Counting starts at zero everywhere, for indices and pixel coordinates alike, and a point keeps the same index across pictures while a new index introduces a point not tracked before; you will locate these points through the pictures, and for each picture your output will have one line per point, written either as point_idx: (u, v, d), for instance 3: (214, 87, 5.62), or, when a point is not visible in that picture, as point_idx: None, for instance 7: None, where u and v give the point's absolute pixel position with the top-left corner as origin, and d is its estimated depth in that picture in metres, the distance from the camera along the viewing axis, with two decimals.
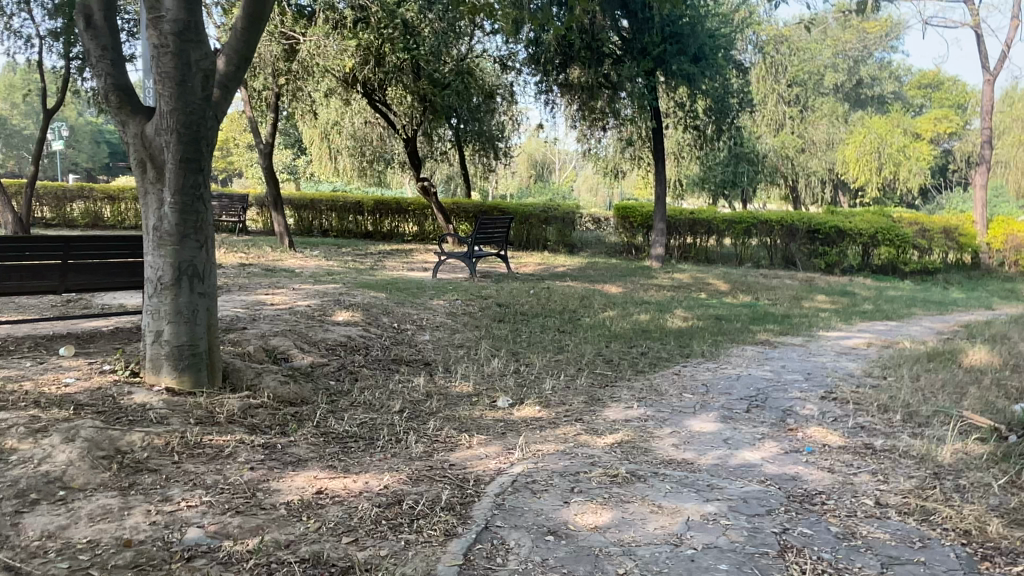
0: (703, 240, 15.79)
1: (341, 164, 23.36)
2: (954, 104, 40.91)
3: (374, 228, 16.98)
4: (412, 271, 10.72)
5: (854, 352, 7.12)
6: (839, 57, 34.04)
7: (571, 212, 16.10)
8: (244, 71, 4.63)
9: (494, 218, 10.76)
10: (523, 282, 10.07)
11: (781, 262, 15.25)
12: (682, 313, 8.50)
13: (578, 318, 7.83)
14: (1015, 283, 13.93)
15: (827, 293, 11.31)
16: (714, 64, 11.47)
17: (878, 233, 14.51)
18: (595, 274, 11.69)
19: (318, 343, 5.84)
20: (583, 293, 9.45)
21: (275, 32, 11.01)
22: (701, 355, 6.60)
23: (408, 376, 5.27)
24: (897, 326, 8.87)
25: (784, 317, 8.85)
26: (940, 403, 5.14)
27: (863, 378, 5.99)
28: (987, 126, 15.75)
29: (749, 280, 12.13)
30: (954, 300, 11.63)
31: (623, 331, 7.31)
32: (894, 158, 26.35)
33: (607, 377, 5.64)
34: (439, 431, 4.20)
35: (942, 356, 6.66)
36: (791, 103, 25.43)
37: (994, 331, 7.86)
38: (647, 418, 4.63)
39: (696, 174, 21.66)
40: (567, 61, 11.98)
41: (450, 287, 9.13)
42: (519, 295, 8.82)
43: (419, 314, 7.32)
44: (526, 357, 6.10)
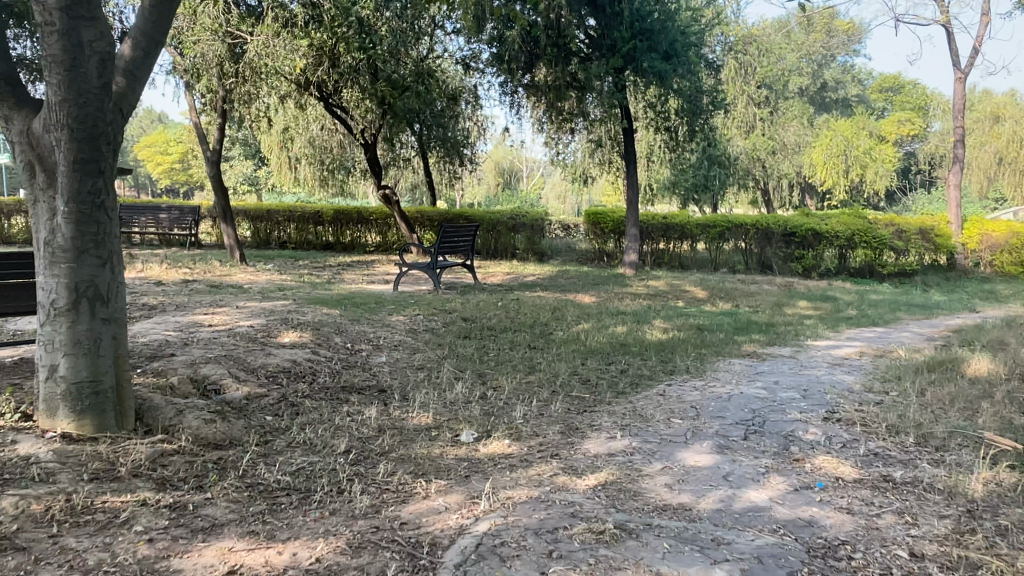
0: (676, 245, 15.23)
1: (302, 174, 22.56)
2: (916, 108, 41.48)
3: (334, 239, 16.22)
4: (371, 284, 10.04)
5: (848, 364, 6.62)
6: (804, 61, 34.18)
7: (540, 219, 15.54)
8: (154, 58, 3.98)
9: (459, 227, 10.16)
10: (490, 294, 9.44)
11: (757, 267, 14.91)
12: (661, 324, 7.95)
13: (551, 333, 7.20)
14: (993, 283, 13.70)
15: (809, 299, 10.88)
16: (687, 61, 11.00)
17: (854, 235, 14.22)
18: (567, 284, 11.12)
19: (257, 370, 5.14)
20: (555, 304, 8.85)
21: (222, 33, 10.53)
22: (686, 371, 6.02)
23: (357, 408, 4.58)
24: (886, 333, 8.42)
25: (769, 326, 8.34)
26: (954, 421, 4.61)
27: (864, 394, 5.46)
28: (959, 126, 15.57)
29: (727, 286, 11.65)
30: (936, 302, 11.27)
31: (600, 347, 6.69)
32: (860, 160, 26.14)
33: (585, 401, 5.01)
34: (391, 477, 3.54)
35: (943, 365, 6.18)
36: (760, 105, 24.64)
37: (990, 336, 7.42)
38: (633, 451, 4.02)
39: (666, 179, 21.31)
40: (533, 59, 11.20)
41: (412, 300, 8.46)
42: (487, 308, 8.15)
43: (376, 332, 6.64)
44: (494, 380, 5.43)
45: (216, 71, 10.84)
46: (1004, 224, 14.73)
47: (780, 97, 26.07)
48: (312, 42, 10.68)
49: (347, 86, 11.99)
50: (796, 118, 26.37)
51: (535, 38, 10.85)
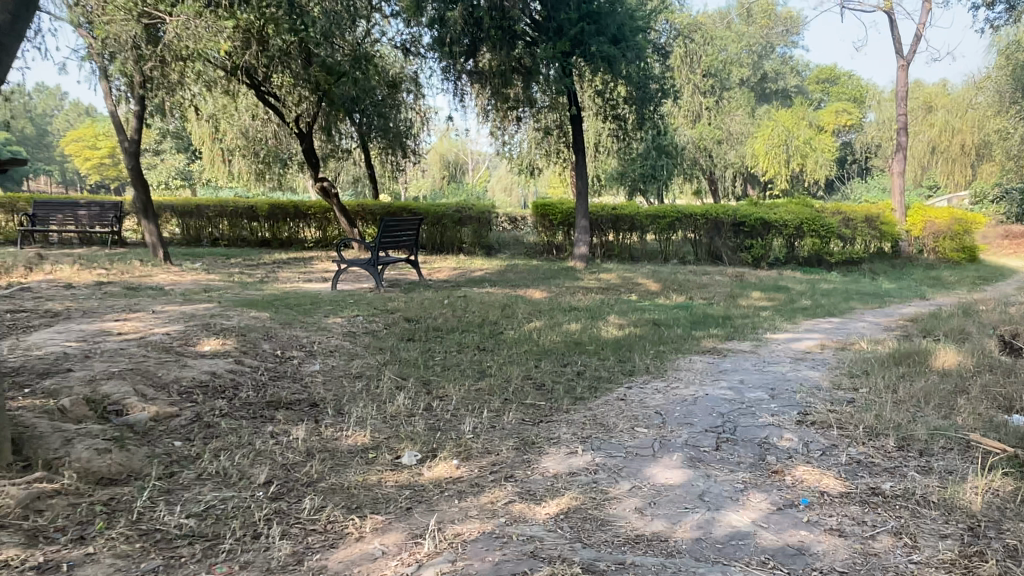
0: (625, 237, 14.99)
1: (236, 167, 21.54)
2: (852, 99, 42.48)
3: (270, 235, 15.43)
4: (308, 283, 9.40)
5: (811, 359, 6.34)
6: (745, 51, 34.50)
7: (487, 211, 15.04)
8: (25, 22, 3.19)
9: (402, 221, 9.63)
10: (435, 291, 8.89)
11: (706, 257, 14.71)
12: (616, 320, 7.55)
13: (501, 333, 6.72)
14: (938, 270, 13.85)
15: (761, 289, 10.67)
16: (635, 46, 10.65)
17: (803, 224, 14.09)
18: (516, 278, 10.66)
19: (168, 386, 4.51)
20: (504, 300, 8.37)
21: (138, 12, 9.82)
22: (646, 371, 5.60)
23: (282, 428, 4.02)
24: (843, 324, 8.22)
25: (726, 319, 8.04)
26: (934, 422, 4.32)
27: (833, 391, 5.16)
28: (902, 114, 15.73)
29: (679, 278, 11.38)
30: (887, 291, 11.21)
31: (554, 347, 6.24)
32: (801, 149, 25.73)
33: (540, 410, 4.54)
34: (318, 514, 3.01)
35: (910, 357, 5.95)
36: (706, 93, 24.75)
37: (950, 325, 7.28)
38: (597, 468, 3.58)
39: (614, 170, 21.09)
40: (477, 43, 10.62)
41: (351, 300, 7.87)
42: (432, 307, 7.61)
43: (309, 337, 6.06)
44: (441, 389, 4.91)
45: (130, 53, 9.94)
46: (946, 211, 15.05)
47: (724, 87, 26.13)
48: (238, 24, 9.89)
49: (276, 71, 11.25)
50: (739, 108, 26.59)
51: (479, 21, 10.31)
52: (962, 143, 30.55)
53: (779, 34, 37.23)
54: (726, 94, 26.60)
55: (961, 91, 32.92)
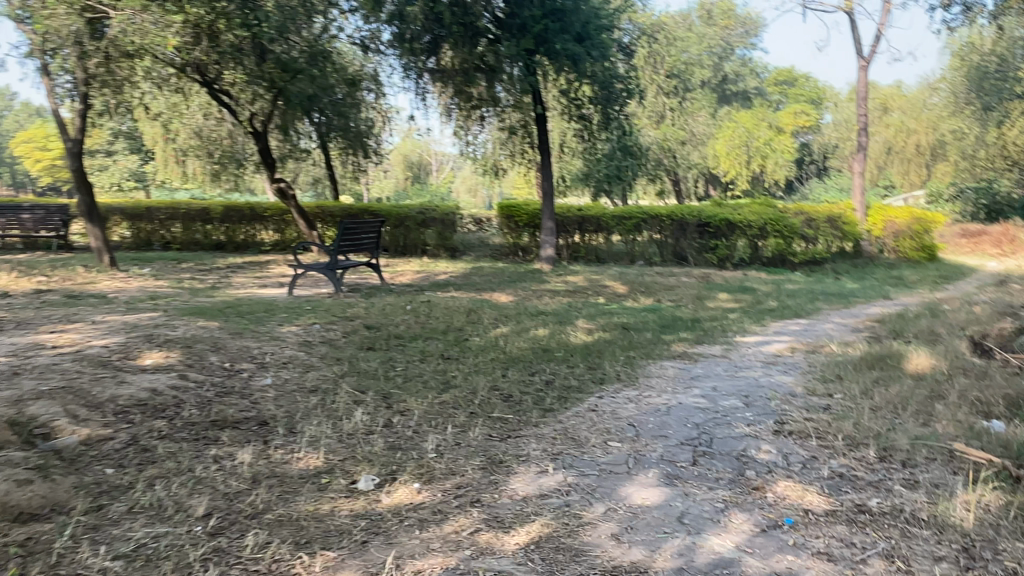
0: (591, 238, 14.83)
1: (191, 168, 20.89)
2: (809, 99, 43.10)
3: (226, 238, 14.91)
4: (264, 288, 9.01)
5: (783, 362, 6.20)
6: (707, 53, 34.77)
7: (450, 213, 14.75)
8: None
9: (362, 224, 9.30)
10: (398, 296, 8.58)
11: (672, 258, 14.63)
12: (585, 325, 7.35)
13: (465, 340, 6.44)
14: (899, 270, 13.98)
15: (729, 291, 10.58)
16: (600, 45, 10.49)
17: (766, 224, 14.09)
18: (481, 281, 10.41)
19: (103, 405, 4.15)
20: (470, 305, 8.10)
21: (80, 6, 9.05)
22: (617, 379, 5.38)
23: (227, 451, 3.71)
24: (811, 325, 8.12)
25: (695, 322, 7.88)
26: (914, 431, 4.19)
27: (809, 397, 5.01)
28: (863, 114, 15.84)
29: (647, 279, 11.24)
30: (852, 291, 11.24)
31: (520, 354, 5.98)
32: (761, 151, 26.68)
33: (508, 424, 4.28)
34: (263, 551, 2.71)
35: (882, 360, 5.83)
36: (670, 94, 24.75)
37: (918, 326, 7.24)
38: (568, 489, 3.34)
39: (578, 170, 20.94)
40: (439, 41, 10.30)
41: (309, 306, 7.53)
42: (393, 313, 7.31)
43: (262, 347, 5.72)
44: (402, 403, 4.61)
45: (73, 47, 9.38)
46: (906, 211, 15.39)
47: (687, 87, 26.21)
48: (186, 18, 9.36)
49: (229, 68, 10.83)
50: (702, 108, 26.71)
51: (438, 15, 9.93)
52: (917, 144, 31.17)
53: (739, 36, 37.60)
54: (688, 94, 26.66)
55: (915, 92, 33.60)
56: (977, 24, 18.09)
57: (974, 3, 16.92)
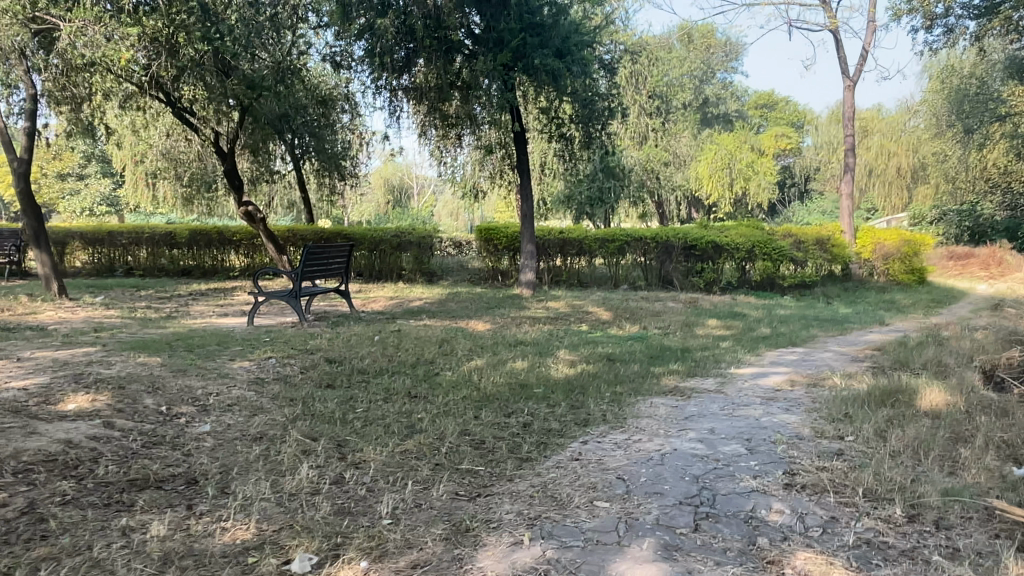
0: (573, 261, 14.39)
1: (162, 191, 20.23)
2: (789, 123, 43.24)
3: (192, 263, 14.27)
4: (222, 318, 8.39)
5: (783, 398, 5.69)
6: (688, 76, 34.82)
7: (427, 236, 14.24)
8: None
9: (330, 250, 8.71)
10: (367, 325, 7.99)
11: (657, 282, 14.18)
12: (567, 356, 6.80)
13: (436, 375, 5.87)
14: (890, 293, 13.62)
15: (717, 316, 10.12)
16: (581, 61, 9.99)
17: (754, 247, 13.65)
18: (457, 308, 9.88)
19: (1, 461, 3.53)
20: (443, 334, 7.52)
21: (27, 18, 8.45)
22: (602, 421, 4.82)
23: (140, 521, 3.12)
24: (807, 354, 7.64)
25: (684, 352, 7.36)
26: (943, 482, 3.66)
27: (818, 440, 4.49)
28: (848, 135, 15.58)
29: (631, 305, 10.76)
30: (845, 316, 10.82)
31: (496, 391, 5.41)
32: (744, 172, 26.68)
33: (478, 479, 3.70)
34: None
35: (892, 396, 5.32)
36: (652, 115, 24.49)
37: (923, 356, 6.77)
38: (549, 566, 2.77)
39: (561, 192, 20.53)
40: (412, 57, 9.84)
41: (267, 338, 6.93)
42: (358, 344, 6.72)
43: (206, 387, 5.12)
44: (357, 454, 4.01)
45: (19, 60, 8.79)
46: (894, 233, 15.10)
47: (670, 109, 26.05)
48: (144, 31, 9.00)
49: (192, 86, 10.39)
50: (685, 131, 26.55)
51: (411, 27, 9.50)
52: (898, 166, 31.22)
53: (719, 60, 37.73)
54: (671, 116, 26.46)
55: (894, 116, 33.81)
56: (958, 46, 17.99)
57: (956, 25, 16.77)
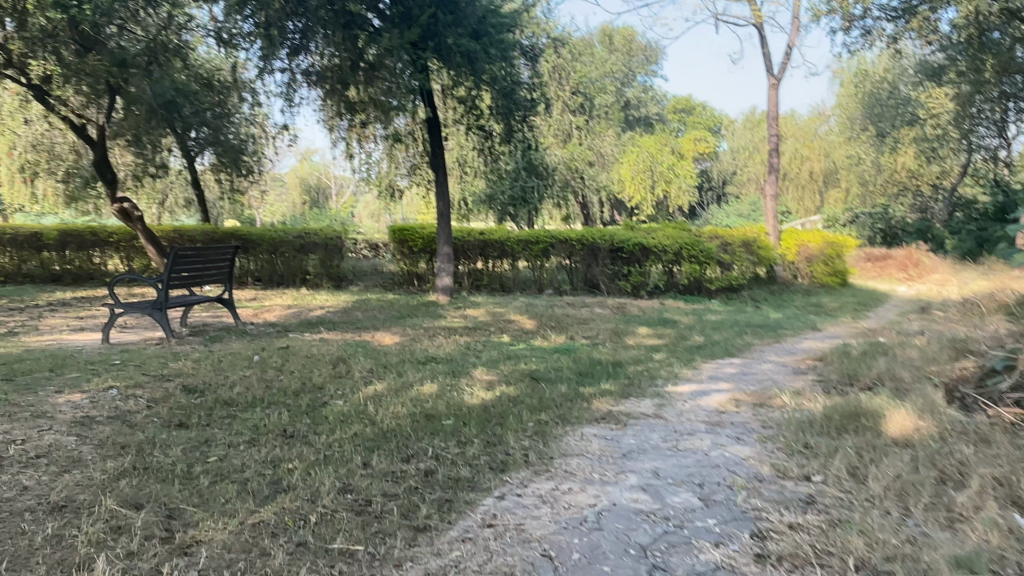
0: (495, 264, 13.48)
1: (38, 189, 18.16)
2: (706, 128, 43.75)
3: (63, 268, 12.59)
4: (74, 334, 7.02)
5: (733, 423, 4.92)
6: (610, 78, 34.61)
7: (335, 237, 13.06)
8: None
9: (208, 252, 7.44)
10: (252, 341, 6.82)
11: (582, 286, 13.42)
12: (484, 375, 5.85)
13: (323, 405, 4.83)
14: (817, 297, 13.33)
15: (648, 324, 9.39)
16: (500, 43, 9.39)
17: (681, 249, 13.11)
18: (363, 318, 8.81)
19: None
20: (342, 350, 6.46)
21: None
22: (524, 462, 3.91)
23: None
24: (747, 366, 6.97)
25: (616, 367, 6.52)
26: (949, 543, 2.91)
27: (782, 482, 3.71)
28: (772, 135, 15.30)
29: (556, 312, 9.91)
30: (778, 321, 10.31)
31: (395, 426, 4.42)
32: (665, 175, 25.61)
33: (352, 567, 2.71)
34: None
35: (854, 421, 4.62)
36: (575, 112, 23.85)
37: (876, 367, 6.18)
38: None
39: (481, 192, 19.61)
40: (308, 30, 8.60)
41: (120, 361, 5.68)
42: (230, 367, 5.57)
43: (9, 432, 3.91)
44: (190, 530, 2.97)
45: None
46: (818, 235, 14.91)
47: (593, 109, 25.53)
48: None
49: (34, 55, 8.82)
50: (608, 131, 25.89)
51: None
52: (811, 170, 31.82)
53: (639, 62, 37.85)
54: (593, 116, 25.96)
55: (808, 122, 34.57)
56: (875, 48, 18.08)
57: (873, 26, 16.80)
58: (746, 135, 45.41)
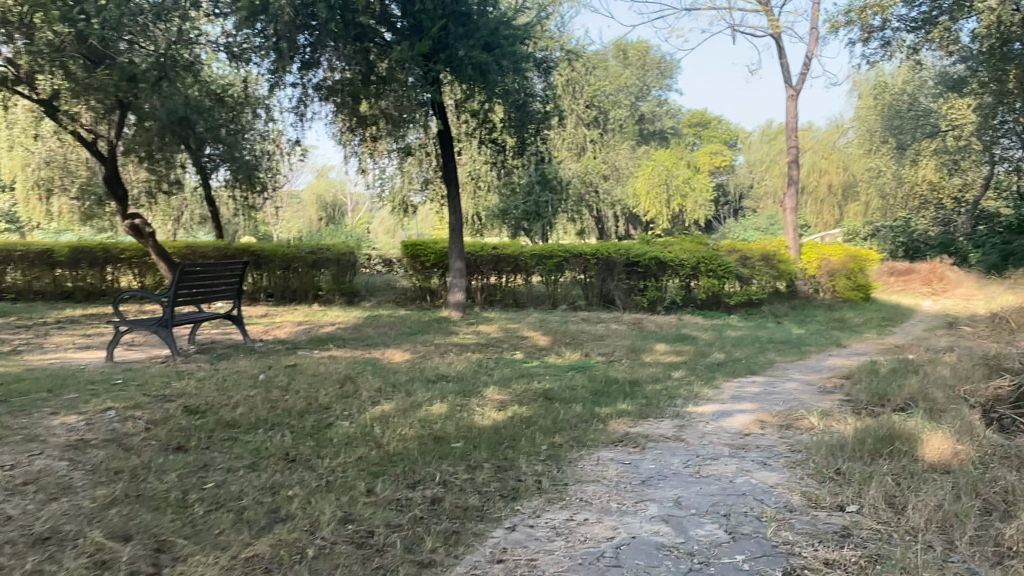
0: (508, 279, 13.29)
1: (55, 206, 18.24)
2: (722, 141, 43.48)
3: (75, 285, 12.54)
4: (78, 353, 6.88)
5: (758, 446, 4.67)
6: (624, 92, 34.51)
7: (347, 253, 12.94)
8: None
9: (216, 268, 7.30)
10: (259, 359, 6.66)
11: (598, 301, 13.19)
12: (496, 395, 5.64)
13: (328, 426, 4.64)
14: (839, 311, 13.00)
15: (665, 340, 9.14)
16: (514, 56, 9.14)
17: (699, 263, 12.85)
18: (374, 334, 8.64)
19: None
20: (350, 369, 6.27)
21: None
22: (538, 489, 3.68)
23: None
24: (770, 385, 6.71)
25: (634, 386, 6.29)
26: None
27: (814, 512, 3.45)
28: (791, 148, 15.02)
29: (571, 328, 9.69)
30: (799, 337, 10.02)
31: (402, 449, 4.21)
32: (681, 189, 25.50)
33: None
34: None
35: (888, 444, 4.35)
36: (589, 126, 23.69)
37: (906, 386, 5.90)
38: None
39: (495, 207, 19.48)
40: (318, 43, 8.46)
41: (122, 380, 5.52)
42: (234, 386, 5.40)
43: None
44: (178, 566, 2.77)
45: None
46: (839, 249, 14.60)
47: (607, 123, 25.39)
48: None
49: (43, 71, 8.77)
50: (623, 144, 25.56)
51: (312, 6, 8.13)
52: (829, 183, 31.43)
53: (654, 77, 37.86)
54: (608, 130, 25.82)
55: (825, 135, 34.24)
56: (895, 59, 17.80)
57: (893, 37, 16.53)
58: (762, 149, 45.09)
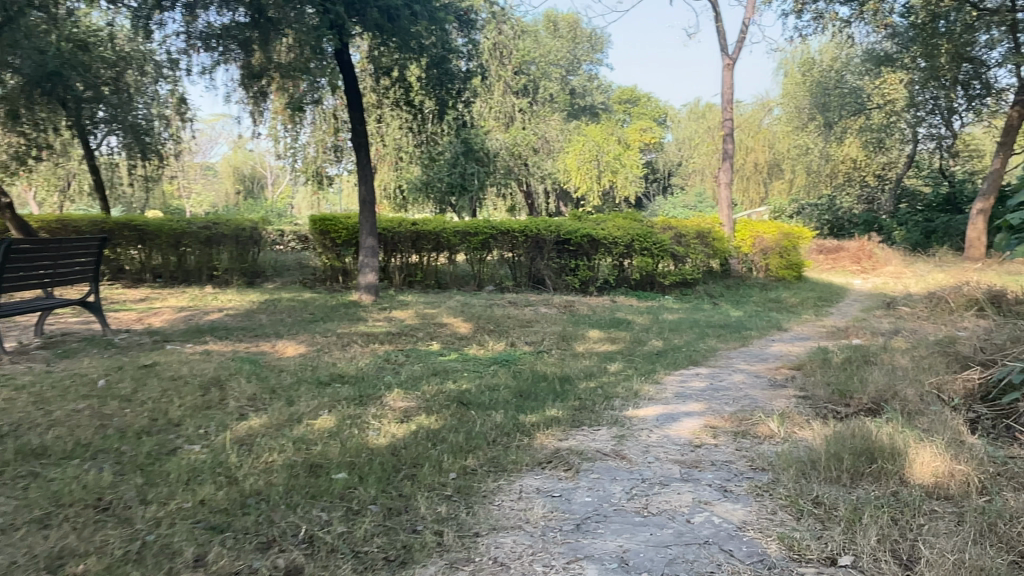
0: (430, 258, 12.21)
1: None
2: (651, 118, 43.07)
3: None
4: None
5: (714, 464, 3.84)
6: (554, 64, 33.65)
7: (249, 228, 11.63)
8: None
9: (59, 245, 5.96)
10: (112, 357, 5.45)
11: (527, 282, 12.34)
12: (400, 401, 4.65)
13: (171, 452, 3.56)
14: (775, 292, 12.52)
15: (599, 325, 8.31)
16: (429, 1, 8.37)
17: (633, 241, 12.16)
18: (267, 322, 7.49)
19: None
20: (223, 368, 5.16)
21: None
22: (438, 546, 2.72)
23: None
24: (717, 379, 5.95)
25: (564, 384, 5.39)
26: None
27: (799, 568, 2.63)
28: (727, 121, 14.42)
29: (494, 313, 8.73)
30: (739, 320, 9.38)
31: (262, 487, 3.18)
32: (612, 166, 24.38)
33: None
34: None
35: (870, 459, 3.58)
36: (517, 94, 23.14)
37: (869, 378, 5.21)
38: None
39: (417, 179, 18.28)
40: None
41: None
42: (60, 398, 4.23)
43: None
44: None
45: None
46: (773, 226, 14.17)
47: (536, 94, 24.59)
48: None
49: None
50: (553, 116, 24.76)
51: None
52: (755, 161, 31.42)
53: (583, 50, 37.50)
54: (537, 102, 24.90)
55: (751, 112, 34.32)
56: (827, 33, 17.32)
57: (826, 10, 16.08)
58: (690, 126, 44.85)
